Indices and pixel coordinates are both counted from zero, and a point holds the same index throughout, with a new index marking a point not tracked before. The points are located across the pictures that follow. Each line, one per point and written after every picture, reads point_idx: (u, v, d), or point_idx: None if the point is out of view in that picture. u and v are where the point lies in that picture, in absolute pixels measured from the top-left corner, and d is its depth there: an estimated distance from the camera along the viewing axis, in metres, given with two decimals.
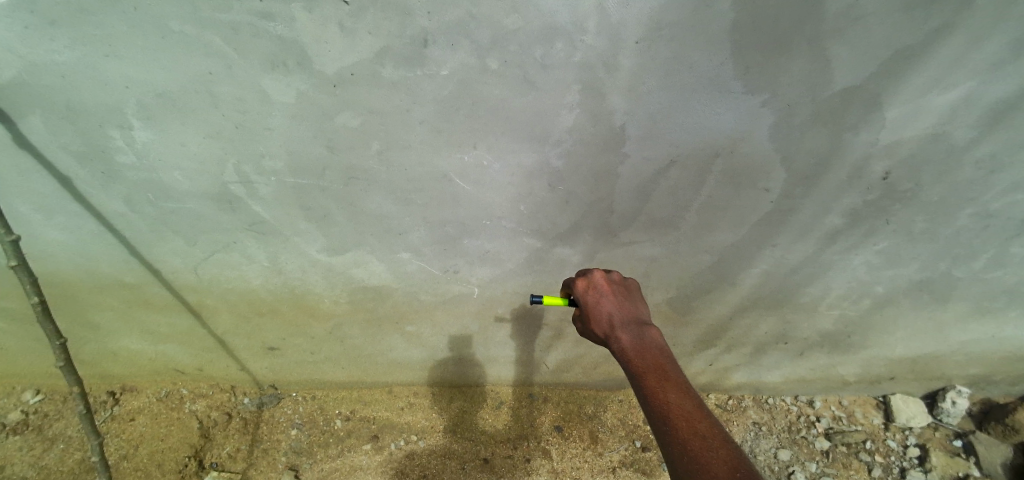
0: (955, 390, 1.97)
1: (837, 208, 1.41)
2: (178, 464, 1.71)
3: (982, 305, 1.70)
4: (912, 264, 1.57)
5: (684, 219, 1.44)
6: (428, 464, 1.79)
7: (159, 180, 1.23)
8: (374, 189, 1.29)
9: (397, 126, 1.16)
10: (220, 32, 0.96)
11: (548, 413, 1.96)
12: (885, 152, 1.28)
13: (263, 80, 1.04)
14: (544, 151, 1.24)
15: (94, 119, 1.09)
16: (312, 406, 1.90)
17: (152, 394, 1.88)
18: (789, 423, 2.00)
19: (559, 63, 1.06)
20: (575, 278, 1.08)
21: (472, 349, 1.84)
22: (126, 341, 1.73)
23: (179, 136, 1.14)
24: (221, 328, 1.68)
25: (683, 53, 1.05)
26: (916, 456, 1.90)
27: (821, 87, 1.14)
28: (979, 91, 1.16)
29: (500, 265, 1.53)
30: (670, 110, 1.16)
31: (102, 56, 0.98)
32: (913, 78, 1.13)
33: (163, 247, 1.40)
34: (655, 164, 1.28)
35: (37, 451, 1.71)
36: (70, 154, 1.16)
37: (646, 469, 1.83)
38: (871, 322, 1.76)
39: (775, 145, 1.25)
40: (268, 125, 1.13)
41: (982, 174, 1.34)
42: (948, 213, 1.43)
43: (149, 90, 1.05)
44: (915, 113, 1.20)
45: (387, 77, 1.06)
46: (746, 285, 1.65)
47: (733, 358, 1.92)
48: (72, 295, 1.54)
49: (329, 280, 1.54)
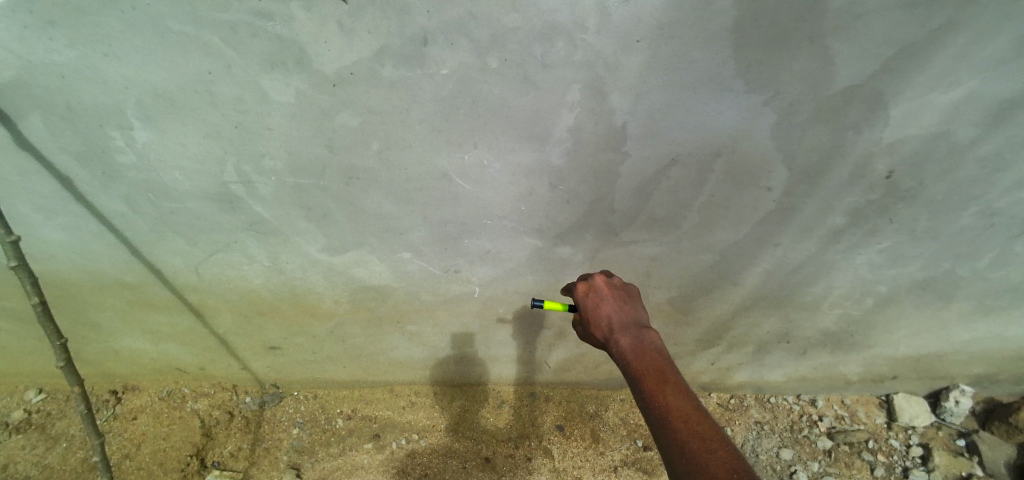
0: (958, 389, 1.96)
1: (838, 206, 1.40)
2: (180, 463, 1.71)
3: (985, 304, 1.69)
4: (914, 263, 1.56)
5: (685, 218, 1.43)
6: (429, 463, 1.79)
7: (158, 180, 1.23)
8: (375, 189, 1.29)
9: (396, 126, 1.16)
10: (218, 32, 0.96)
11: (549, 412, 1.96)
12: (887, 150, 1.27)
13: (262, 79, 1.04)
14: (544, 149, 1.23)
15: (92, 119, 1.09)
16: (313, 405, 1.91)
17: (154, 394, 1.88)
18: (791, 422, 2.00)
19: (559, 62, 1.06)
20: (576, 282, 1.09)
21: (472, 348, 1.83)
22: (128, 341, 1.73)
23: (179, 136, 1.14)
24: (222, 328, 1.68)
25: (683, 51, 1.05)
26: (919, 456, 1.89)
27: (823, 85, 1.13)
28: (983, 89, 1.15)
29: (501, 264, 1.53)
30: (670, 109, 1.16)
31: (100, 56, 0.98)
32: (916, 75, 1.12)
33: (163, 247, 1.40)
34: (655, 162, 1.28)
35: (40, 450, 1.72)
36: (69, 154, 1.16)
37: (647, 469, 1.82)
38: (873, 321, 1.75)
39: (777, 143, 1.25)
40: (268, 125, 1.13)
41: (986, 171, 1.32)
42: (952, 211, 1.42)
43: (147, 90, 1.05)
44: (918, 111, 1.19)
45: (386, 77, 1.06)
46: (747, 284, 1.64)
47: (735, 357, 1.92)
48: (73, 295, 1.55)
49: (329, 280, 1.54)
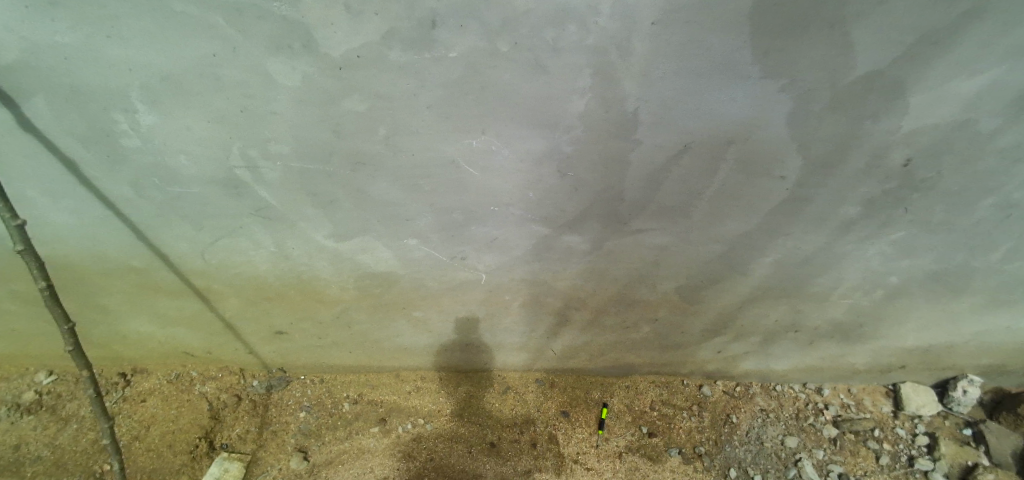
0: (966, 378, 1.94)
1: (852, 197, 1.38)
2: (188, 445, 1.73)
3: (996, 296, 1.67)
4: (928, 254, 1.53)
5: (695, 207, 1.41)
6: (435, 447, 1.80)
7: (164, 164, 1.22)
8: (383, 175, 1.28)
9: (405, 112, 1.14)
10: (222, 13, 0.95)
11: (553, 398, 1.97)
12: (905, 140, 1.24)
13: (267, 62, 1.03)
14: (554, 136, 1.21)
15: (97, 102, 1.08)
16: (321, 389, 1.93)
17: (162, 377, 1.91)
18: (796, 411, 1.98)
19: (570, 46, 1.04)
20: None
21: (479, 335, 1.84)
22: (136, 323, 1.75)
23: (184, 120, 1.13)
24: (229, 312, 1.69)
25: (699, 35, 1.03)
26: (926, 444, 1.88)
27: (841, 73, 1.11)
28: (1007, 77, 1.12)
29: (508, 252, 1.52)
30: (684, 95, 1.14)
31: (104, 37, 0.97)
32: (937, 63, 1.09)
33: (170, 232, 1.40)
34: (667, 150, 1.26)
35: (51, 430, 1.75)
36: (74, 138, 1.15)
37: (652, 455, 1.83)
38: (883, 312, 1.73)
39: (791, 132, 1.22)
40: (273, 109, 1.12)
41: (1006, 162, 1.29)
42: (968, 203, 1.39)
43: (152, 73, 1.04)
44: (938, 100, 1.16)
45: (394, 61, 1.05)
46: (756, 274, 1.62)
47: (741, 346, 1.91)
48: (82, 279, 1.56)
49: (335, 266, 1.54)
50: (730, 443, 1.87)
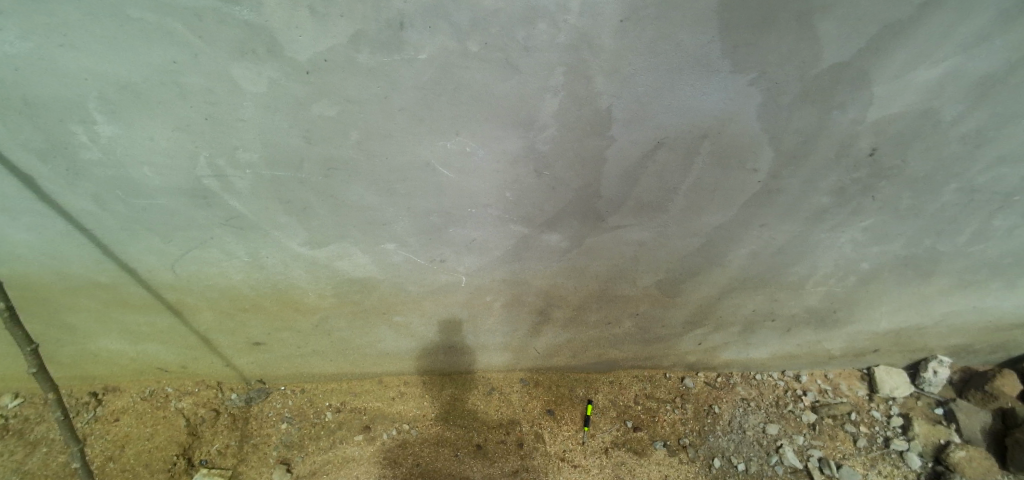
0: (937, 359, 1.99)
1: (823, 186, 1.41)
2: (166, 463, 1.68)
3: (964, 278, 1.72)
4: (897, 240, 1.58)
5: (672, 202, 1.43)
6: (422, 452, 1.79)
7: (127, 176, 1.18)
8: (358, 179, 1.26)
9: (377, 115, 1.13)
10: (181, 18, 0.92)
11: (538, 397, 1.97)
12: (872, 129, 1.28)
13: (232, 68, 1.01)
14: (529, 136, 1.22)
15: (53, 114, 1.04)
16: (302, 399, 1.89)
17: (136, 394, 1.85)
18: (776, 398, 2.01)
19: (541, 45, 1.05)
20: None
21: (462, 337, 1.82)
22: (106, 341, 1.69)
23: (147, 129, 1.10)
24: (204, 325, 1.65)
25: (669, 31, 1.05)
26: (900, 426, 1.92)
27: (808, 65, 1.14)
28: (966, 65, 1.16)
29: (488, 254, 1.52)
30: (657, 91, 1.16)
31: (58, 46, 0.94)
32: (898, 53, 1.13)
33: (138, 245, 1.36)
34: (643, 147, 1.27)
35: (19, 455, 1.68)
36: (30, 152, 1.11)
37: (638, 449, 1.85)
38: (857, 298, 1.77)
39: (764, 125, 1.25)
40: (240, 116, 1.09)
41: (968, 147, 1.34)
42: (934, 189, 1.43)
43: (110, 82, 1.01)
44: (902, 89, 1.21)
45: (364, 64, 1.04)
46: (734, 265, 1.65)
47: (722, 337, 1.93)
48: (46, 296, 1.50)
49: (312, 274, 1.51)
50: (713, 433, 1.90)
